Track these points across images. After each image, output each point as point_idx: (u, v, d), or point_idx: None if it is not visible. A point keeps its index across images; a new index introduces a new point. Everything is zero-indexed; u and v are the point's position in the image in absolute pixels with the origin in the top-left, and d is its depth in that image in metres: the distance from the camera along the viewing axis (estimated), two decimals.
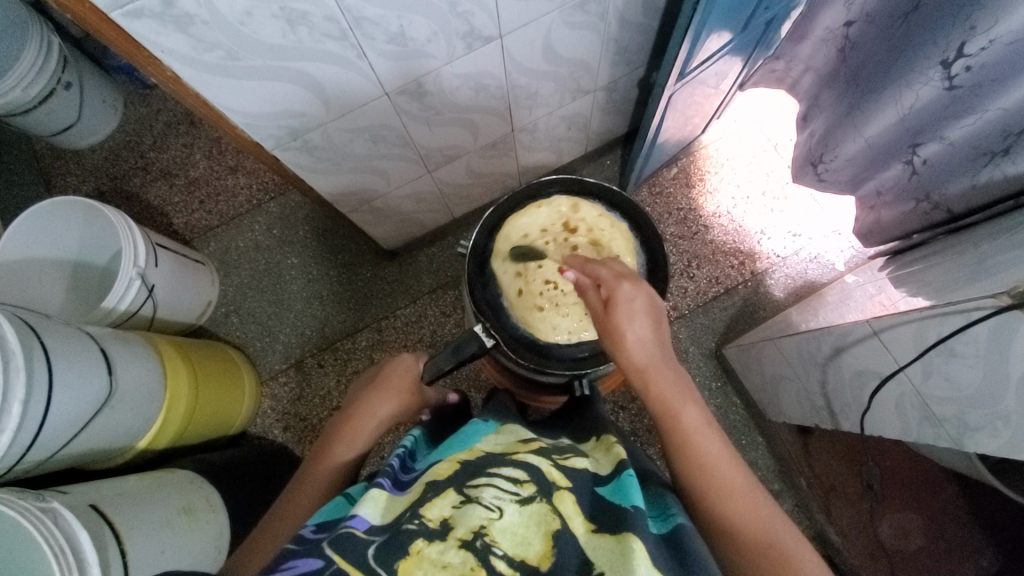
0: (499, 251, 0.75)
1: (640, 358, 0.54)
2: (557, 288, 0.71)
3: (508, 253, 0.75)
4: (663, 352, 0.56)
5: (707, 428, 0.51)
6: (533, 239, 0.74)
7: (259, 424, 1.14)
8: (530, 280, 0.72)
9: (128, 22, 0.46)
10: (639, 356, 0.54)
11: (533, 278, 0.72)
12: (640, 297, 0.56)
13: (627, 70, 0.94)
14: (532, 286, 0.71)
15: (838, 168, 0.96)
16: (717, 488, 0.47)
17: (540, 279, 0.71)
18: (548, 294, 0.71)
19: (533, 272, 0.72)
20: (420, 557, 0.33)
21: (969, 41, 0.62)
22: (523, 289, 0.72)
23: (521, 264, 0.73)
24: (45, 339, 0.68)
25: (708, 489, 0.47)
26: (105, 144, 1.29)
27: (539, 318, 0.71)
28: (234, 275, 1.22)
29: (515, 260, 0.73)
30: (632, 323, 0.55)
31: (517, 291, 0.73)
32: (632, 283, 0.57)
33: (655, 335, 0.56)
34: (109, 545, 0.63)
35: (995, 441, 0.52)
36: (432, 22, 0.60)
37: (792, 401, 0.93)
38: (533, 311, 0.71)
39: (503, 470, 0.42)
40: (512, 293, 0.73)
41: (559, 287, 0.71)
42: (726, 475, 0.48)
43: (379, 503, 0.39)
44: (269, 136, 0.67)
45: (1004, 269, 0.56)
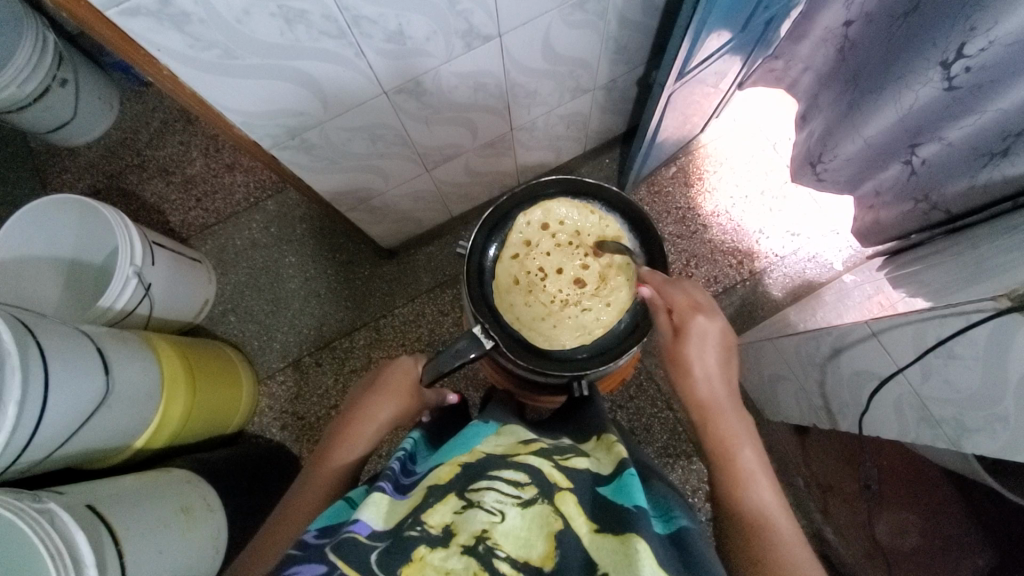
0: (530, 212, 0.76)
1: (704, 392, 0.59)
2: (540, 278, 0.75)
3: (535, 221, 0.76)
4: (729, 392, 0.60)
5: (760, 468, 0.54)
6: (563, 228, 0.77)
7: (258, 423, 1.13)
8: (527, 259, 0.76)
9: (124, 21, 0.46)
10: (705, 389, 0.60)
11: (531, 257, 0.76)
12: (714, 328, 0.61)
13: (626, 69, 0.93)
14: (525, 262, 0.76)
15: (838, 168, 0.96)
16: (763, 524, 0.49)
17: (536, 264, 0.76)
18: (531, 277, 0.76)
19: (536, 254, 0.76)
20: (423, 564, 0.33)
21: (968, 42, 0.62)
22: (520, 258, 0.76)
23: (536, 244, 0.76)
24: (41, 339, 0.68)
25: (752, 521, 0.50)
26: (101, 141, 1.28)
27: (507, 288, 0.75)
28: (232, 273, 1.21)
29: (533, 231, 0.76)
30: (702, 356, 0.61)
31: (513, 254, 0.76)
32: (707, 318, 0.62)
33: (722, 371, 0.61)
34: (105, 547, 0.62)
35: (994, 442, 0.52)
36: (431, 21, 0.60)
37: (791, 401, 0.93)
38: (509, 280, 0.75)
39: (504, 473, 0.41)
40: (509, 251, 0.76)
41: (541, 282, 0.76)
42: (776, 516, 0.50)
43: (380, 508, 0.39)
44: (267, 135, 0.67)
45: (1002, 270, 0.56)
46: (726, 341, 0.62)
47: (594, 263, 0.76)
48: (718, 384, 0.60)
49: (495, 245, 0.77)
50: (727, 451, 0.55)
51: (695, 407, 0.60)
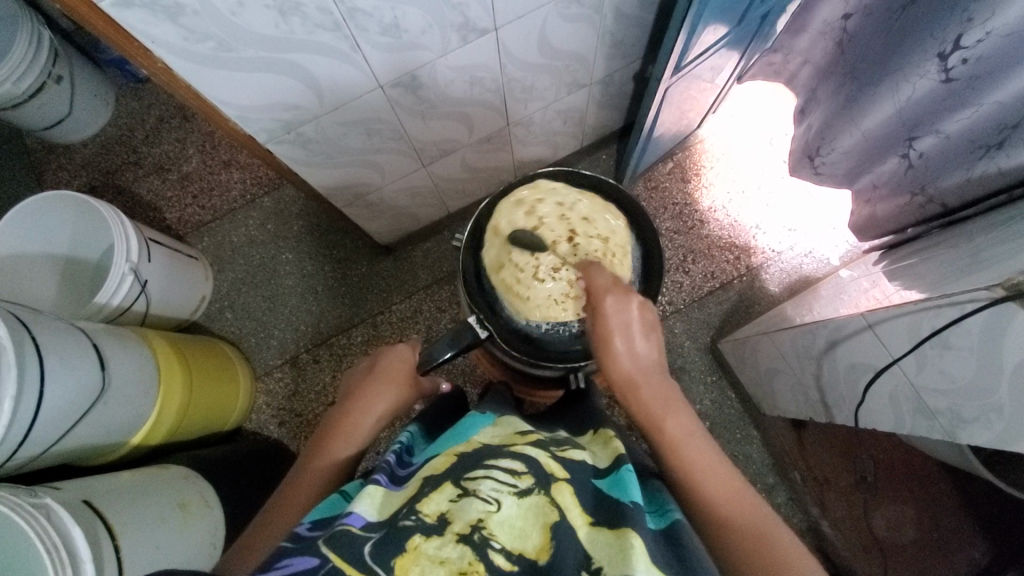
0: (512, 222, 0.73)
1: (631, 372, 0.56)
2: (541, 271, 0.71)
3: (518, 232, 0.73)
4: (653, 366, 0.57)
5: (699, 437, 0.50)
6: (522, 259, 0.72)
7: (254, 419, 1.13)
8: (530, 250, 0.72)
9: (118, 13, 0.46)
10: (628, 367, 0.57)
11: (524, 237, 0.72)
12: (631, 304, 0.60)
13: (622, 64, 0.94)
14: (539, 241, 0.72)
15: (835, 160, 0.96)
16: (706, 497, 0.45)
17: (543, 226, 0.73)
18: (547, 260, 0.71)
19: (555, 223, 0.73)
20: (418, 554, 0.33)
21: (966, 33, 0.62)
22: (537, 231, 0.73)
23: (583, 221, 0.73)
24: (36, 333, 0.68)
25: (698, 507, 0.45)
26: (96, 139, 1.28)
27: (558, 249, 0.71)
28: (228, 271, 1.21)
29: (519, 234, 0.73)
30: (624, 334, 0.58)
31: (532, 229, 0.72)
32: (620, 296, 0.60)
33: (653, 347, 0.59)
34: (103, 543, 0.62)
35: (989, 433, 0.52)
36: (426, 14, 0.60)
37: (787, 395, 0.93)
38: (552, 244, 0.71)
39: (501, 462, 0.42)
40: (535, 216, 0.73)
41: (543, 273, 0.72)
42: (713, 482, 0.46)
43: (375, 499, 0.39)
44: (262, 129, 0.67)
45: (998, 262, 0.56)
46: (649, 318, 0.60)
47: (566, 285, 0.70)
48: (643, 360, 0.58)
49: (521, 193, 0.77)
50: (657, 426, 0.52)
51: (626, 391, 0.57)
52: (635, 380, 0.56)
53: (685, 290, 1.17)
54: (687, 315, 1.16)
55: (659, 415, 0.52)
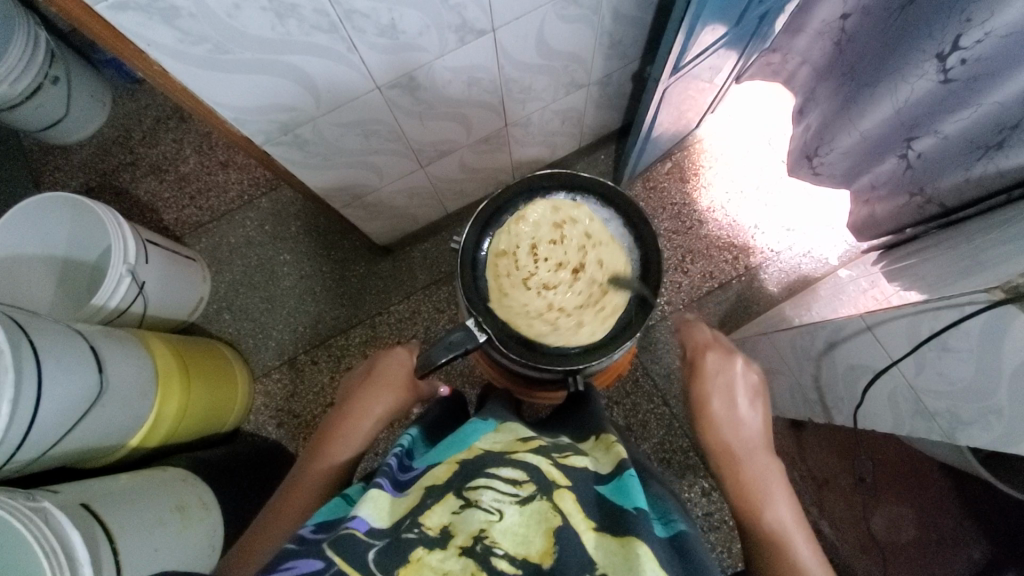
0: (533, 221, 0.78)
1: (730, 436, 0.60)
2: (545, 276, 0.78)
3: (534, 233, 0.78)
4: (760, 438, 0.60)
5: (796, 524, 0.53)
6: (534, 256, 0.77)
7: (253, 421, 1.13)
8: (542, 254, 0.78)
9: (113, 16, 0.45)
10: (728, 437, 0.60)
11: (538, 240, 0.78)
12: (731, 369, 0.64)
13: (621, 64, 0.93)
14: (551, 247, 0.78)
15: (833, 161, 0.96)
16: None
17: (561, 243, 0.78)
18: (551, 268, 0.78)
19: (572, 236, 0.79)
20: (421, 565, 0.33)
21: (964, 34, 0.62)
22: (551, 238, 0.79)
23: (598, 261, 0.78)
24: (33, 336, 0.67)
25: None
26: (93, 139, 1.27)
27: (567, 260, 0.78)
28: (226, 272, 1.21)
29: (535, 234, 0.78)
30: (725, 397, 0.63)
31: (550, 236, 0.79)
32: (726, 356, 0.66)
33: (755, 418, 0.62)
34: (101, 547, 0.62)
35: (988, 435, 0.52)
36: (424, 15, 0.60)
37: (786, 395, 0.93)
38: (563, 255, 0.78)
39: (502, 470, 0.41)
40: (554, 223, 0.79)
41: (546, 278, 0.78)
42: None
43: (378, 504, 0.38)
44: (259, 130, 0.67)
45: (996, 263, 0.56)
46: (753, 385, 0.64)
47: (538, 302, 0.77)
48: (744, 430, 0.61)
49: (564, 193, 0.80)
50: (753, 506, 0.55)
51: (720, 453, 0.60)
52: (738, 449, 0.59)
53: (684, 290, 1.17)
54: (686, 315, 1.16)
55: (760, 494, 0.55)
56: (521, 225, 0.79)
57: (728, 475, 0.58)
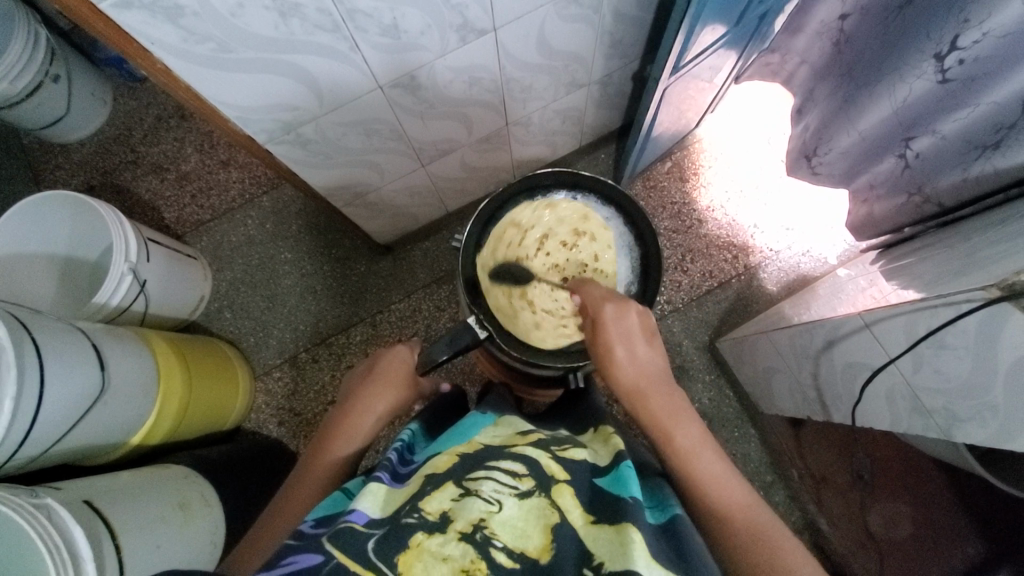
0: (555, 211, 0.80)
1: (629, 375, 0.61)
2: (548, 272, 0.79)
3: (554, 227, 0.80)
4: (654, 369, 0.62)
5: (704, 442, 0.54)
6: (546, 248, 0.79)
7: (254, 419, 1.14)
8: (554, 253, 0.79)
9: (117, 14, 0.46)
10: (632, 372, 0.61)
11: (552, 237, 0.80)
12: (631, 315, 0.64)
13: (621, 63, 0.94)
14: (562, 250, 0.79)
15: (832, 161, 0.96)
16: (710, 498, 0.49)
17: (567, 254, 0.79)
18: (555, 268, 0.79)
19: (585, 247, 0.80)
20: (420, 550, 0.33)
21: (962, 34, 0.63)
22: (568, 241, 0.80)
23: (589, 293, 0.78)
24: (35, 333, 0.68)
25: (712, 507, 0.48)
26: (94, 138, 1.28)
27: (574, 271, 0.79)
28: (227, 270, 1.21)
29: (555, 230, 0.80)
30: (618, 337, 0.63)
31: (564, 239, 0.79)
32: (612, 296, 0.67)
33: (652, 355, 0.63)
34: (104, 543, 0.63)
35: (984, 431, 0.53)
36: (426, 14, 0.60)
37: (785, 393, 0.94)
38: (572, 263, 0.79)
39: (502, 463, 0.42)
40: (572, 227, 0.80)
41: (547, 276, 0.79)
42: (727, 493, 0.49)
43: (378, 497, 0.39)
44: (261, 129, 0.67)
45: (993, 262, 0.56)
46: (648, 323, 0.65)
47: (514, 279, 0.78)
48: (645, 367, 0.62)
49: (564, 192, 0.81)
50: (665, 433, 0.55)
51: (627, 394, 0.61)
52: (640, 386, 0.60)
53: (683, 289, 1.17)
54: (685, 314, 1.16)
55: (668, 421, 0.56)
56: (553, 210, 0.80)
57: (642, 413, 0.59)
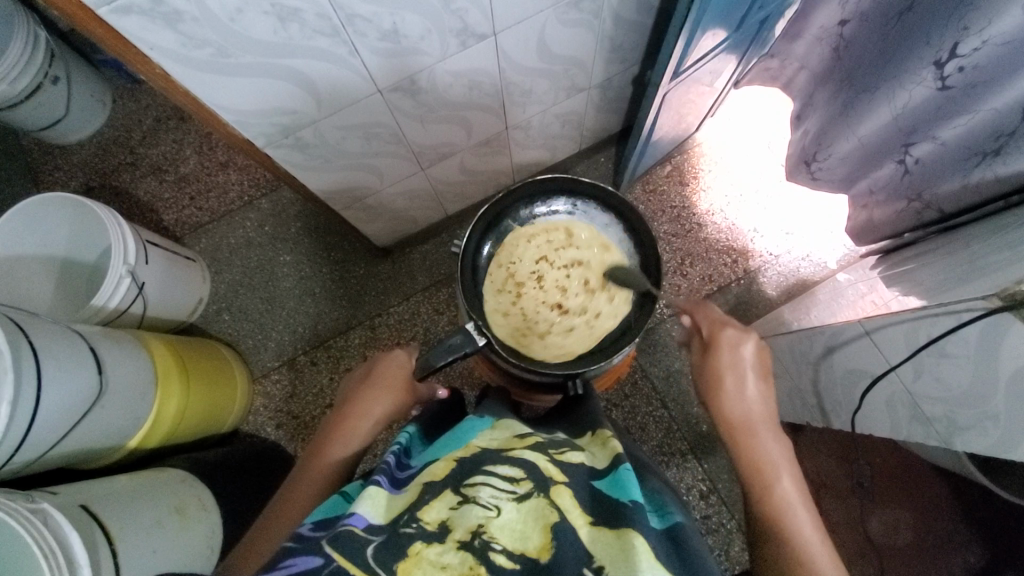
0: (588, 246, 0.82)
1: (738, 412, 0.58)
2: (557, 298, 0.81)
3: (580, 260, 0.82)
4: (765, 410, 0.58)
5: (801, 501, 0.52)
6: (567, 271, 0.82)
7: (252, 422, 1.13)
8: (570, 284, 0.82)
9: (116, 19, 0.46)
10: (740, 408, 0.58)
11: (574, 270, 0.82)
12: (747, 344, 0.62)
13: (621, 68, 0.94)
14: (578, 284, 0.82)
15: (832, 166, 0.96)
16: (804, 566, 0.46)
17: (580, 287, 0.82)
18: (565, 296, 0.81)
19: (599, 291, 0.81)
20: (419, 559, 0.33)
21: (962, 42, 0.63)
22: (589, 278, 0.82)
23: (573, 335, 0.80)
24: (33, 337, 0.67)
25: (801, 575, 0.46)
26: (93, 140, 1.27)
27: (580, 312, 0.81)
28: (226, 273, 1.21)
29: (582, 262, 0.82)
30: (734, 376, 0.60)
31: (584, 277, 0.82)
32: (736, 330, 0.63)
33: (764, 395, 0.60)
34: (100, 548, 0.62)
35: (985, 440, 0.53)
36: (425, 19, 0.60)
37: (784, 399, 0.93)
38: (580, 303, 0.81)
39: (500, 468, 0.41)
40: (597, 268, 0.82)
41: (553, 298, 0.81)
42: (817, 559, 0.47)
43: (376, 501, 0.38)
44: (260, 133, 0.67)
45: (993, 270, 0.56)
46: (764, 361, 0.62)
47: (521, 269, 0.81)
48: (756, 405, 0.59)
49: (564, 199, 0.82)
50: (764, 480, 0.53)
51: (728, 427, 0.58)
52: (749, 420, 0.57)
53: (683, 293, 1.17)
54: None
55: (770, 469, 0.54)
56: (575, 230, 0.82)
57: (739, 449, 0.56)
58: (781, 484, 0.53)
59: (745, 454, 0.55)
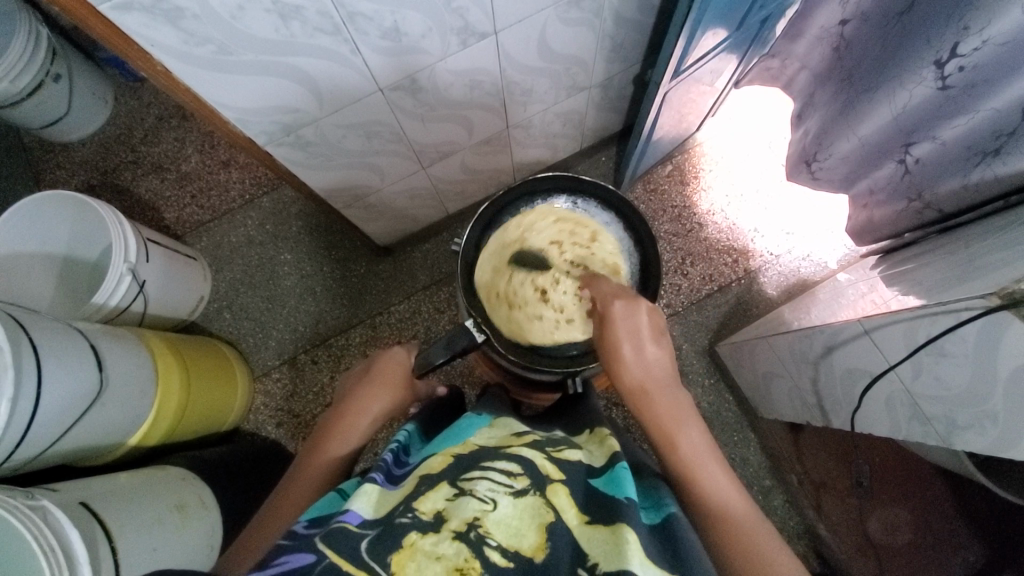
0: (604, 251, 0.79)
1: (637, 375, 0.59)
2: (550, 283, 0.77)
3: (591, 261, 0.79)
4: (662, 369, 0.60)
5: (707, 449, 0.53)
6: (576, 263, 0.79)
7: (252, 420, 1.13)
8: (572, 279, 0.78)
9: (118, 16, 0.46)
10: (638, 371, 0.59)
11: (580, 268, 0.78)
12: (639, 312, 0.62)
13: (622, 67, 0.94)
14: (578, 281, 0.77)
15: (833, 166, 0.96)
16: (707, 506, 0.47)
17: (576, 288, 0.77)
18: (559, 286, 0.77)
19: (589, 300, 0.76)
20: (414, 550, 0.33)
21: (963, 41, 0.63)
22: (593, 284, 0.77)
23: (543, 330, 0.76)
24: (33, 334, 0.68)
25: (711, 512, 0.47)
26: (94, 138, 1.28)
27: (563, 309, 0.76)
28: (227, 271, 1.21)
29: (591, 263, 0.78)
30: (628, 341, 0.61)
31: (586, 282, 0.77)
32: (624, 298, 0.64)
33: (662, 356, 0.61)
34: (100, 544, 0.63)
35: (984, 440, 0.53)
36: (427, 17, 0.60)
37: (784, 398, 0.94)
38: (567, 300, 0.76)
39: (497, 463, 0.41)
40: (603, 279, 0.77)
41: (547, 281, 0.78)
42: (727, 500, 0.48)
43: (371, 498, 0.39)
44: (262, 131, 0.67)
45: (993, 269, 0.56)
46: (658, 322, 0.63)
47: (533, 242, 0.80)
48: (654, 366, 0.60)
49: (565, 196, 0.82)
50: (667, 435, 0.54)
51: (631, 394, 0.60)
52: (647, 383, 0.59)
53: (683, 293, 1.17)
54: (685, 317, 1.16)
55: (672, 425, 0.55)
56: (600, 239, 0.80)
57: (644, 412, 0.57)
58: (688, 440, 0.53)
59: (650, 416, 0.57)
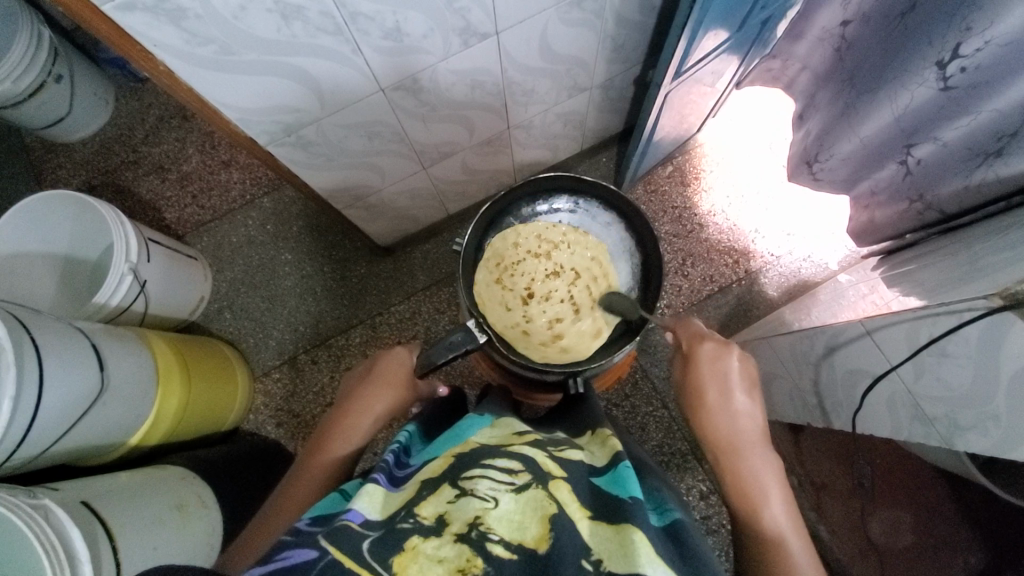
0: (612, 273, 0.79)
1: (726, 430, 0.60)
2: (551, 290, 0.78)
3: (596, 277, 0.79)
4: (752, 430, 0.61)
5: (790, 525, 0.53)
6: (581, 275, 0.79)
7: (253, 420, 1.13)
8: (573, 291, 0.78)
9: (120, 17, 0.46)
10: (726, 428, 0.61)
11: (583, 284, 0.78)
12: (728, 359, 0.65)
13: (623, 68, 0.94)
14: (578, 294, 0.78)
15: (833, 167, 0.96)
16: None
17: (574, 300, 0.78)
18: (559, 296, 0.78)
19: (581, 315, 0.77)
20: (416, 553, 0.33)
21: (964, 42, 0.63)
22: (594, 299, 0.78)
23: (512, 312, 0.77)
24: (34, 334, 0.68)
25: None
26: (95, 138, 1.28)
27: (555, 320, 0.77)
28: (228, 271, 1.21)
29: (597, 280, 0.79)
30: (717, 392, 0.63)
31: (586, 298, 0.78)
32: (716, 345, 0.66)
33: (752, 412, 0.62)
34: (101, 544, 0.63)
35: (986, 441, 0.53)
36: (428, 18, 0.60)
37: (785, 399, 0.93)
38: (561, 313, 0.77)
39: (497, 461, 0.42)
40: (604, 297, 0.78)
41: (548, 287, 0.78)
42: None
43: (374, 498, 0.39)
44: (263, 131, 0.67)
45: (995, 270, 0.56)
46: (750, 378, 0.64)
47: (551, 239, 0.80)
48: (744, 425, 0.61)
49: (566, 198, 0.83)
50: (752, 503, 0.55)
51: (714, 447, 0.60)
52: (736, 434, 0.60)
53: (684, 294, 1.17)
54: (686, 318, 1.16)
55: (757, 492, 0.56)
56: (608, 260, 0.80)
57: (726, 470, 0.58)
58: (772, 513, 0.54)
59: (731, 471, 0.58)
